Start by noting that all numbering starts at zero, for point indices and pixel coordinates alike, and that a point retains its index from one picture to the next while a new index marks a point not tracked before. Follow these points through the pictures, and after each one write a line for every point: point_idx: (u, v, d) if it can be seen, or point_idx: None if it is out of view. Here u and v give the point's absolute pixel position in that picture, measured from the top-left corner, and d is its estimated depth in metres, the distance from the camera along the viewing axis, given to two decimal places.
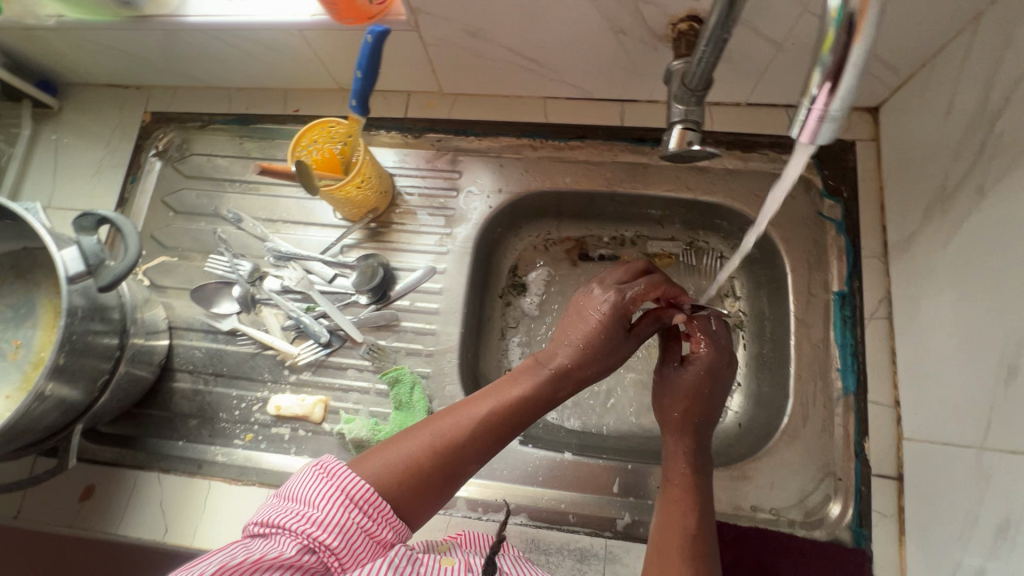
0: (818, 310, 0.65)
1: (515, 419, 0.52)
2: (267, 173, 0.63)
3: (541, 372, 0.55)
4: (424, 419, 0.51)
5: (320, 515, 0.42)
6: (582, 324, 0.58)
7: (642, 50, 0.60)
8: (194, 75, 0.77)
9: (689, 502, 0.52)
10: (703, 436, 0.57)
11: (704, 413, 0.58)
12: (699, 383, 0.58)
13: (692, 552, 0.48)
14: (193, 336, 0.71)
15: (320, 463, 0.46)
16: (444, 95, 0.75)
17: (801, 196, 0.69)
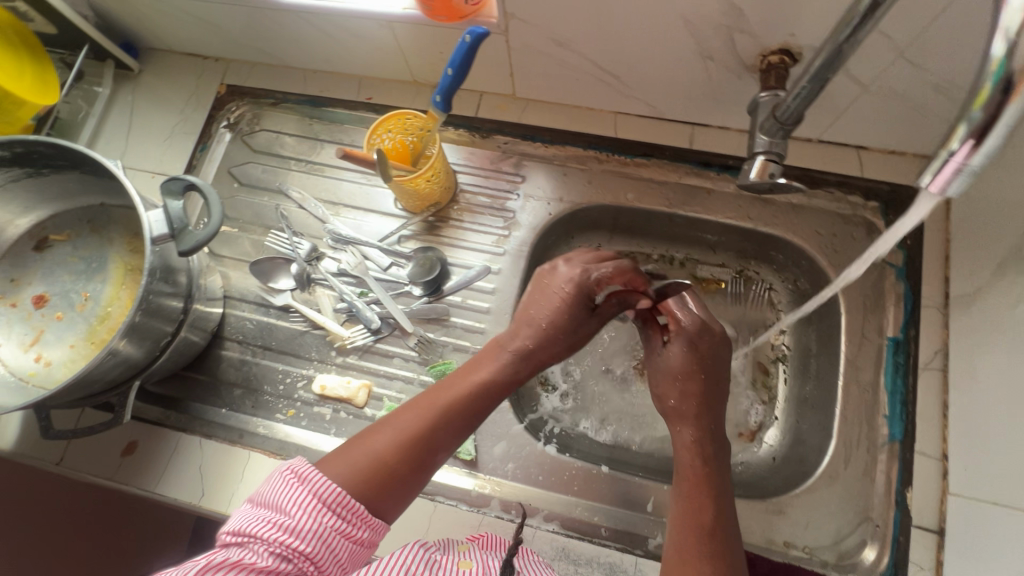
0: (870, 354, 0.65)
1: (477, 404, 0.54)
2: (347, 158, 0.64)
3: (501, 357, 0.57)
4: (385, 417, 0.52)
5: (294, 522, 0.44)
6: (541, 310, 0.59)
7: (726, 77, 0.61)
8: (274, 53, 0.78)
9: (705, 493, 0.51)
10: (710, 415, 0.56)
11: (704, 387, 0.57)
12: (690, 359, 0.58)
13: (711, 545, 0.48)
14: (246, 308, 0.72)
15: (292, 468, 0.47)
16: (516, 99, 0.75)
17: (862, 239, 0.68)
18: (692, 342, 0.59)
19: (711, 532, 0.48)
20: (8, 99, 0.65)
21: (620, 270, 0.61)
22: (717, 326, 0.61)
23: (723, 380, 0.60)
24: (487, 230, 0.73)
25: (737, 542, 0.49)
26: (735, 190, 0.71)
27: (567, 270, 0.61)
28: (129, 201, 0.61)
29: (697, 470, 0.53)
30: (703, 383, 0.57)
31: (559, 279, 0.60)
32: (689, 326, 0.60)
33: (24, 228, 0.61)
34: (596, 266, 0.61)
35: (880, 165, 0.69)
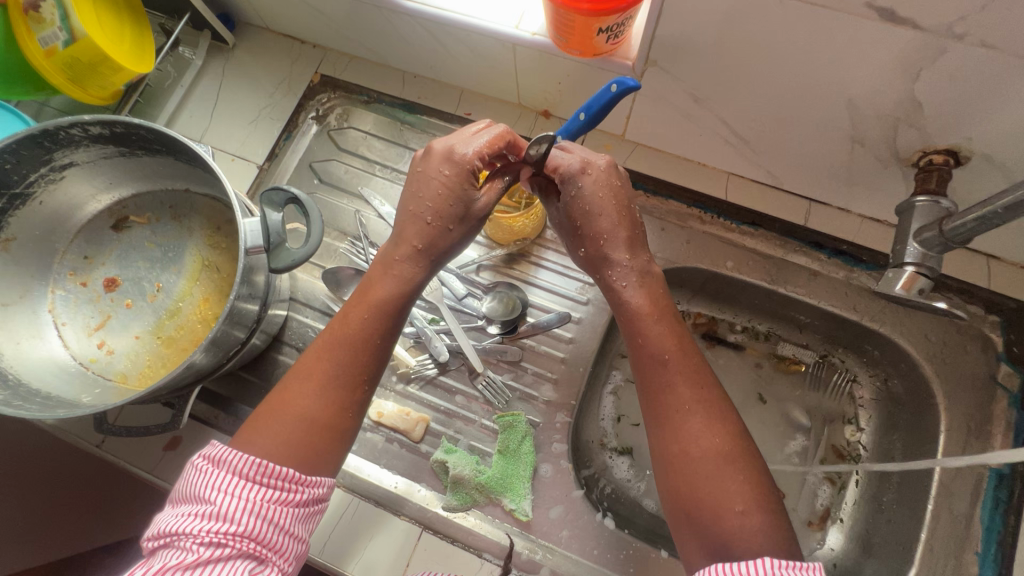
0: (968, 481, 0.60)
1: (371, 317, 0.49)
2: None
3: (397, 268, 0.50)
4: (283, 384, 0.47)
5: (218, 508, 0.40)
6: (426, 208, 0.50)
7: (873, 165, 0.56)
8: (376, 50, 0.74)
9: (654, 317, 0.50)
10: (631, 240, 0.51)
11: (621, 222, 0.51)
12: (593, 199, 0.50)
13: (670, 377, 0.48)
14: (310, 314, 0.69)
15: (203, 455, 0.43)
16: (624, 140, 0.71)
17: (976, 354, 0.63)
18: (581, 182, 0.50)
19: (670, 362, 0.48)
20: (105, 63, 0.62)
21: (497, 139, 0.51)
22: (603, 158, 0.51)
23: (633, 201, 0.52)
24: (572, 275, 0.69)
25: (696, 354, 0.49)
26: (844, 277, 0.67)
27: (441, 154, 0.50)
28: (215, 192, 0.58)
29: (635, 302, 0.50)
30: (612, 209, 0.50)
31: (436, 164, 0.50)
32: (572, 167, 0.50)
33: (105, 204, 0.58)
34: (468, 142, 0.50)
35: (1008, 278, 0.64)
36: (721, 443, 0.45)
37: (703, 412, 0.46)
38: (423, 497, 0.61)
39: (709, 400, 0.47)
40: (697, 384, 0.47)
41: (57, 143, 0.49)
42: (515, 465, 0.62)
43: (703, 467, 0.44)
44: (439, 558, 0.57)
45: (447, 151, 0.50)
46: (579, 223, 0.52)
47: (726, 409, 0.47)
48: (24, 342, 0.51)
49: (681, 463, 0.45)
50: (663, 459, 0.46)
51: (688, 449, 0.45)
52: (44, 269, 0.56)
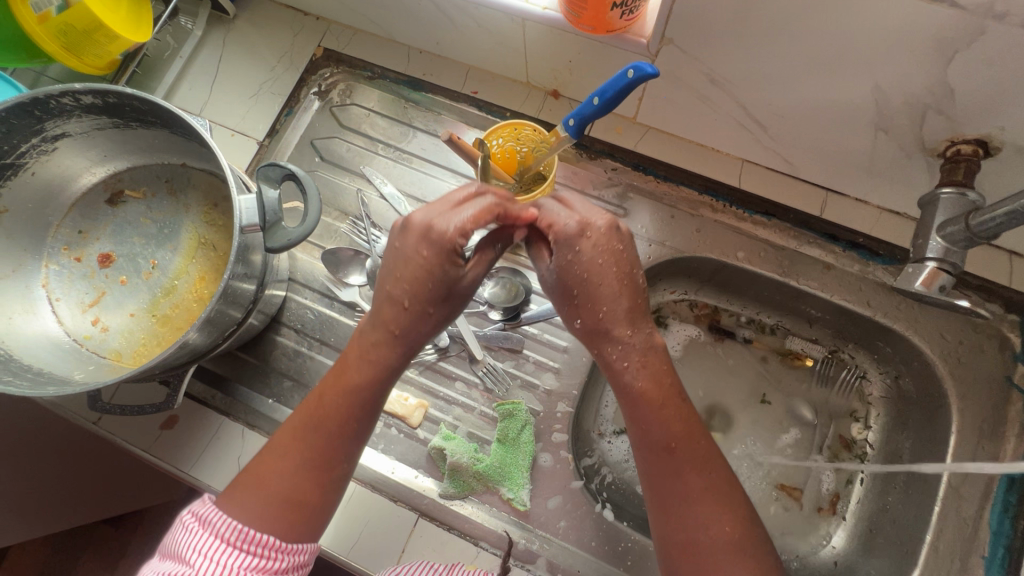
0: (977, 484, 0.58)
1: (355, 404, 0.48)
2: (450, 145, 0.54)
3: (372, 349, 0.49)
4: (264, 459, 0.47)
5: (196, 571, 0.40)
6: (403, 294, 0.47)
7: (895, 154, 0.53)
8: (380, 24, 0.71)
9: (658, 400, 0.48)
10: (631, 317, 0.48)
11: (626, 296, 0.48)
12: (593, 268, 0.47)
13: (678, 464, 0.47)
14: (308, 296, 0.68)
15: (192, 512, 0.44)
16: (636, 123, 0.68)
17: (993, 353, 0.61)
18: (580, 245, 0.47)
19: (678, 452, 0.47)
20: (99, 31, 0.60)
21: (483, 212, 0.47)
22: (603, 218, 0.48)
23: (637, 265, 0.49)
24: None
25: (705, 439, 0.49)
26: (859, 271, 0.64)
27: (418, 238, 0.46)
28: (212, 167, 0.56)
29: (638, 385, 0.49)
30: (611, 285, 0.47)
31: (418, 247, 0.47)
32: (568, 229, 0.47)
33: (99, 178, 0.57)
34: (450, 215, 0.46)
35: None
36: (729, 532, 0.45)
37: (711, 501, 0.46)
38: (421, 483, 0.61)
39: (718, 486, 0.47)
40: (705, 471, 0.47)
41: (49, 112, 0.47)
42: (513, 453, 0.61)
43: (710, 558, 0.45)
44: (434, 545, 0.56)
45: (427, 226, 0.46)
46: (574, 293, 0.49)
47: (734, 494, 0.47)
48: (16, 316, 0.50)
49: (691, 554, 0.46)
50: (673, 547, 0.47)
51: (698, 539, 0.46)
52: (38, 243, 0.54)
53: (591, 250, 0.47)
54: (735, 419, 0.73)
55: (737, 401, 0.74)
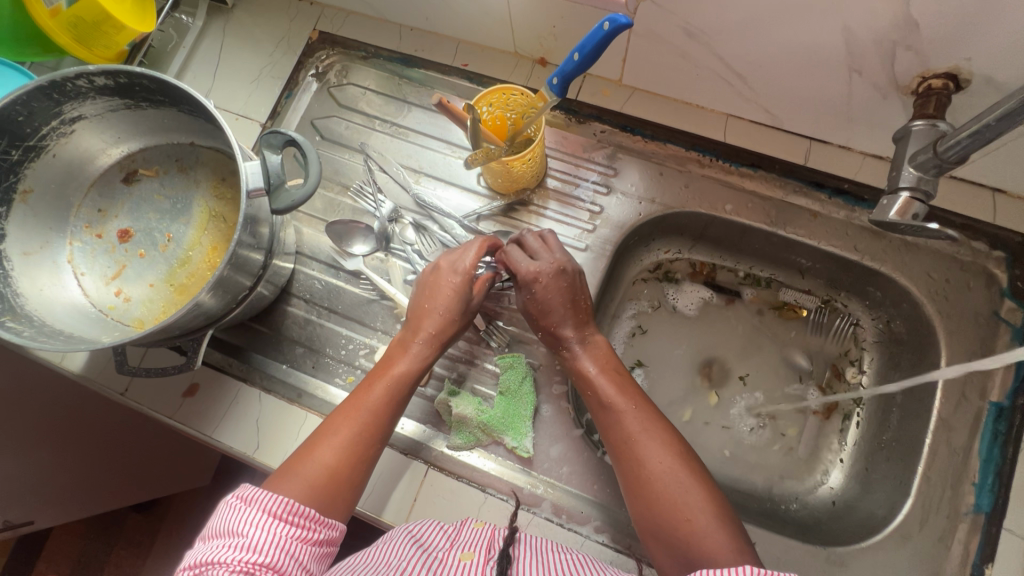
0: (967, 416, 0.60)
1: (399, 392, 0.56)
2: (441, 109, 0.56)
3: (412, 349, 0.59)
4: (316, 435, 0.52)
5: (251, 540, 0.42)
6: (433, 312, 0.60)
7: (871, 96, 0.55)
8: (372, 5, 0.74)
9: (602, 371, 0.58)
10: (569, 321, 0.61)
11: (573, 311, 0.61)
12: (540, 297, 0.60)
13: (618, 414, 0.55)
14: (315, 267, 0.71)
15: (236, 493, 0.45)
16: (622, 86, 0.70)
17: (979, 290, 0.63)
18: (533, 288, 0.60)
19: (622, 409, 0.55)
20: (107, 22, 0.63)
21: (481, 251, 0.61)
22: (552, 264, 0.60)
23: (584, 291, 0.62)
24: (571, 222, 0.70)
25: (641, 398, 0.56)
26: (845, 217, 0.66)
27: (445, 271, 0.61)
28: (218, 144, 0.59)
29: (584, 366, 0.59)
30: (562, 309, 0.60)
31: (447, 275, 0.61)
32: (524, 275, 0.60)
33: (115, 158, 0.60)
34: (462, 257, 0.61)
35: (1016, 212, 0.63)
36: (668, 462, 0.50)
37: (649, 437, 0.52)
38: (428, 437, 0.64)
39: (653, 427, 0.53)
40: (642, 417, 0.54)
41: (66, 95, 0.50)
42: (515, 404, 0.64)
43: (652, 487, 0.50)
44: (443, 492, 0.60)
45: (451, 265, 0.61)
46: (535, 317, 0.62)
47: (670, 435, 0.53)
48: (46, 288, 0.54)
49: (643, 489, 0.50)
50: (628, 489, 0.51)
51: (643, 472, 0.51)
52: (61, 222, 0.58)
53: (544, 289, 0.60)
54: (732, 372, 0.76)
55: (733, 353, 0.76)
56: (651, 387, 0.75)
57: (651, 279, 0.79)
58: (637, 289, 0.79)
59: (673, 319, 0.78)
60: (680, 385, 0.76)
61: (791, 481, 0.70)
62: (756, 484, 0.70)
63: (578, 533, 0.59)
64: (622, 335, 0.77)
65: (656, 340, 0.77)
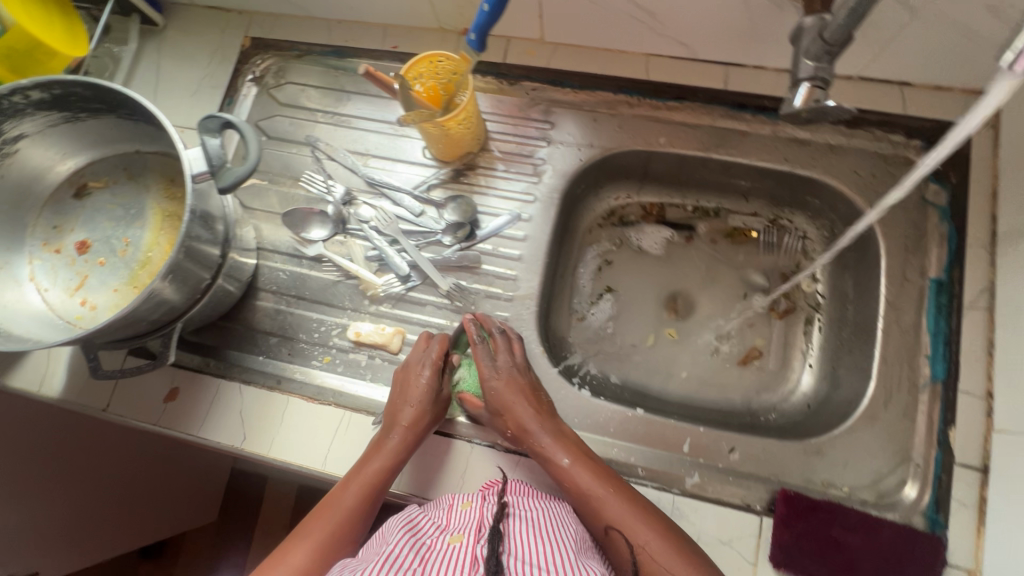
0: (912, 295, 0.63)
1: (373, 493, 0.55)
2: (369, 78, 0.59)
3: (386, 445, 0.57)
4: (287, 544, 0.51)
5: None
6: (405, 409, 0.59)
7: (767, 8, 0.59)
8: (297, 3, 0.77)
9: (574, 458, 0.56)
10: (530, 412, 0.58)
11: (534, 406, 0.59)
12: (504, 396, 0.59)
13: (600, 500, 0.53)
14: (278, 259, 0.73)
15: None
16: (545, 44, 0.74)
17: (904, 179, 0.67)
18: (497, 382, 0.60)
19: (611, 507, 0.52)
20: (39, 50, 0.65)
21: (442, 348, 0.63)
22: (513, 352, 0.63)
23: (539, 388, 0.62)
24: (517, 178, 0.73)
25: (623, 485, 0.55)
26: (771, 132, 0.70)
27: (417, 366, 0.62)
28: (162, 148, 0.62)
29: (554, 454, 0.56)
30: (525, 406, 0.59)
31: (418, 371, 0.61)
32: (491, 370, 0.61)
33: (64, 175, 0.62)
34: (427, 359, 0.62)
35: (924, 101, 0.67)
36: (666, 545, 0.49)
37: (636, 520, 0.51)
38: None
39: (639, 509, 0.52)
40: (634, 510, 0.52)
41: (3, 113, 0.52)
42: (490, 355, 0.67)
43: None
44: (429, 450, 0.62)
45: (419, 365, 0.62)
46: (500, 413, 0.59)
47: (657, 516, 0.52)
48: (10, 303, 0.55)
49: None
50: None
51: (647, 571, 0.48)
52: (18, 242, 0.59)
53: (508, 384, 0.60)
54: (696, 301, 0.79)
55: (693, 284, 0.79)
56: (622, 328, 0.78)
57: (605, 226, 0.82)
58: (593, 237, 0.82)
59: (632, 261, 0.81)
60: (649, 321, 0.78)
61: (765, 392, 0.73)
62: (733, 401, 0.73)
63: None
64: (587, 284, 0.80)
65: (620, 283, 0.80)
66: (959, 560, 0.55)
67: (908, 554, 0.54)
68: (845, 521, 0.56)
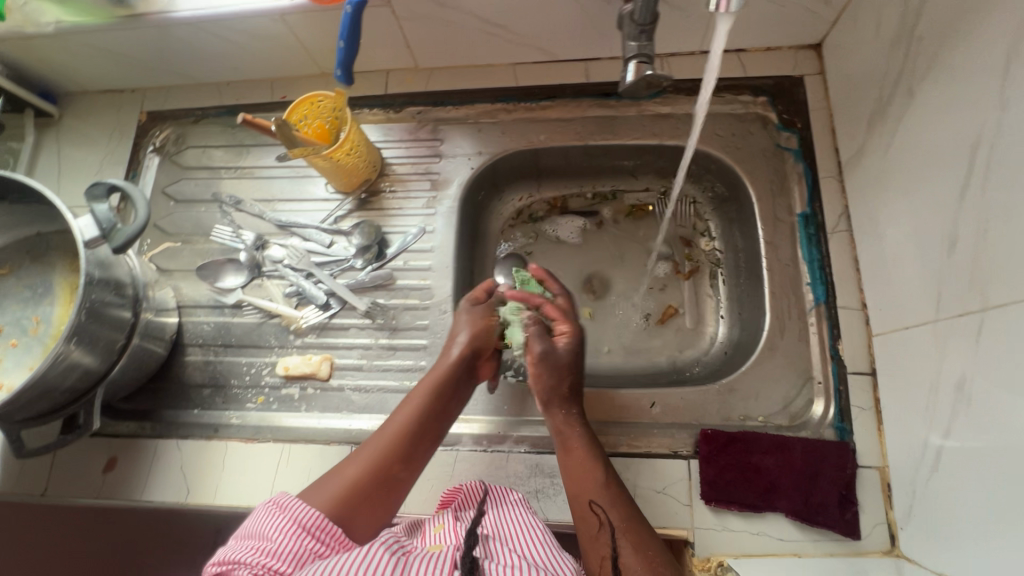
0: (785, 232, 0.70)
1: (430, 412, 0.58)
2: (250, 126, 0.64)
3: (446, 362, 0.61)
4: (351, 454, 0.55)
5: (275, 547, 0.44)
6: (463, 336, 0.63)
7: (598, 4, 0.66)
8: (185, 73, 0.82)
9: (586, 453, 0.57)
10: (569, 390, 0.61)
11: (568, 382, 0.61)
12: (560, 361, 0.61)
13: (598, 491, 0.54)
14: (201, 313, 0.75)
15: (275, 501, 0.48)
16: (421, 70, 0.80)
17: (759, 132, 0.74)
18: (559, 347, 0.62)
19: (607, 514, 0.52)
20: None
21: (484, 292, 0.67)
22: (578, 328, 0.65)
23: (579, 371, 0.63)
24: (417, 196, 0.77)
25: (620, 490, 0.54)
26: (637, 112, 0.77)
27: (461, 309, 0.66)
28: (62, 225, 0.64)
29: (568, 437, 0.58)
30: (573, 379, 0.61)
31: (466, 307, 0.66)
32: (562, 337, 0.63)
33: None
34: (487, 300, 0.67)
35: (759, 62, 0.75)
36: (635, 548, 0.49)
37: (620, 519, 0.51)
38: (344, 423, 0.67)
39: (626, 512, 0.52)
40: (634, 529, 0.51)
41: None
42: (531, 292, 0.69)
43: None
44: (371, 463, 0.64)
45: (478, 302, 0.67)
46: (553, 380, 0.60)
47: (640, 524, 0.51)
48: None
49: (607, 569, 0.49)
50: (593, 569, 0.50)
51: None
52: None
53: (565, 353, 0.62)
54: (610, 280, 0.83)
55: (605, 264, 0.84)
56: None
57: (514, 226, 0.86)
58: (505, 239, 0.86)
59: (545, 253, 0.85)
60: None
61: (686, 350, 0.78)
62: (658, 363, 0.77)
63: (500, 452, 0.64)
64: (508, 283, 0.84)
65: None
66: (869, 460, 0.59)
67: (819, 462, 0.59)
68: (761, 446, 0.60)
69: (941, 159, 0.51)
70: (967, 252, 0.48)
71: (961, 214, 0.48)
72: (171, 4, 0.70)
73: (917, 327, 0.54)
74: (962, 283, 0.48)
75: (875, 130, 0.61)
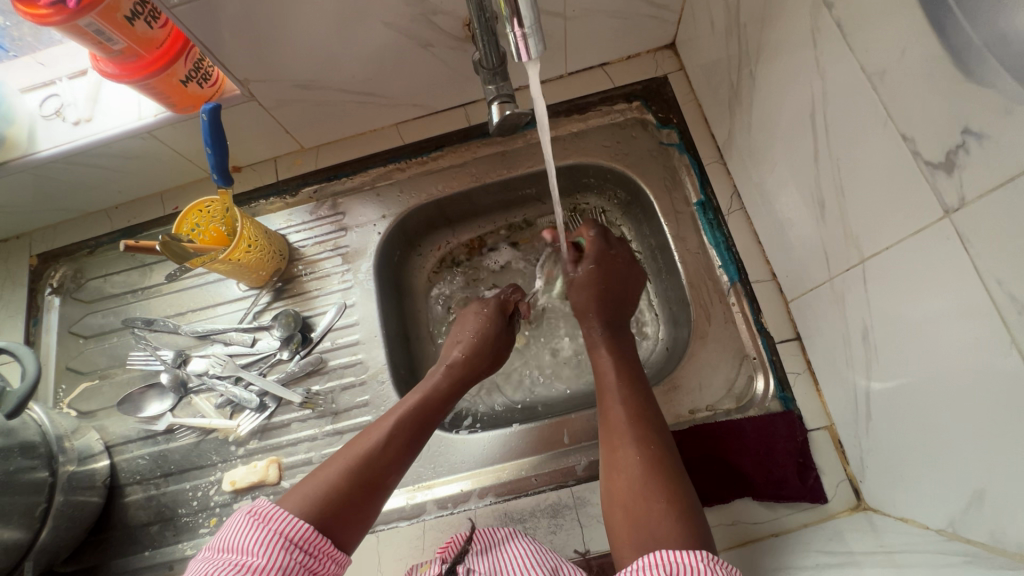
0: (688, 222, 0.72)
1: (431, 413, 0.60)
2: (136, 250, 0.63)
3: (445, 363, 0.66)
4: (349, 442, 0.55)
5: (263, 563, 0.42)
6: (466, 333, 0.70)
7: (455, 54, 0.68)
8: (68, 208, 0.80)
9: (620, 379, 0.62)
10: (607, 303, 0.70)
11: (609, 292, 0.70)
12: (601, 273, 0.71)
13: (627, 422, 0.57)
14: (134, 447, 0.71)
15: (252, 510, 0.46)
16: (308, 151, 0.81)
17: (641, 135, 0.77)
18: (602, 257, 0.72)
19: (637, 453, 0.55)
20: None
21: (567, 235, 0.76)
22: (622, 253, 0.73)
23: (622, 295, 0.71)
24: (331, 273, 0.76)
25: (658, 430, 0.57)
26: (525, 141, 0.78)
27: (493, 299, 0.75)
28: None
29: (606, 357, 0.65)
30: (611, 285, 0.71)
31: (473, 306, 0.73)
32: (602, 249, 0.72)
33: None
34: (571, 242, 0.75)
35: (624, 71, 0.79)
36: (656, 492, 0.52)
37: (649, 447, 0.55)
38: None
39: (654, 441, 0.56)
40: (650, 455, 0.55)
41: None
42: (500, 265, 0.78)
43: (630, 509, 0.52)
44: None
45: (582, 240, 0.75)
46: (601, 286, 0.70)
47: (666, 467, 0.54)
48: None
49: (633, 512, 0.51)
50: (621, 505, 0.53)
51: (623, 496, 0.53)
52: None
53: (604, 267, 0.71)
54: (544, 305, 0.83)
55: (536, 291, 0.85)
56: None
57: (438, 276, 0.85)
58: (433, 290, 0.84)
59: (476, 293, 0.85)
60: None
61: None
62: None
63: (466, 511, 0.63)
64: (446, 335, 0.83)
65: None
66: (816, 421, 0.60)
67: (769, 437, 0.60)
68: (714, 435, 0.62)
69: (792, 129, 0.54)
70: (835, 209, 0.50)
71: (820, 176, 0.51)
72: (32, 146, 0.68)
73: (819, 286, 0.57)
74: (839, 239, 0.51)
75: (736, 112, 0.65)
